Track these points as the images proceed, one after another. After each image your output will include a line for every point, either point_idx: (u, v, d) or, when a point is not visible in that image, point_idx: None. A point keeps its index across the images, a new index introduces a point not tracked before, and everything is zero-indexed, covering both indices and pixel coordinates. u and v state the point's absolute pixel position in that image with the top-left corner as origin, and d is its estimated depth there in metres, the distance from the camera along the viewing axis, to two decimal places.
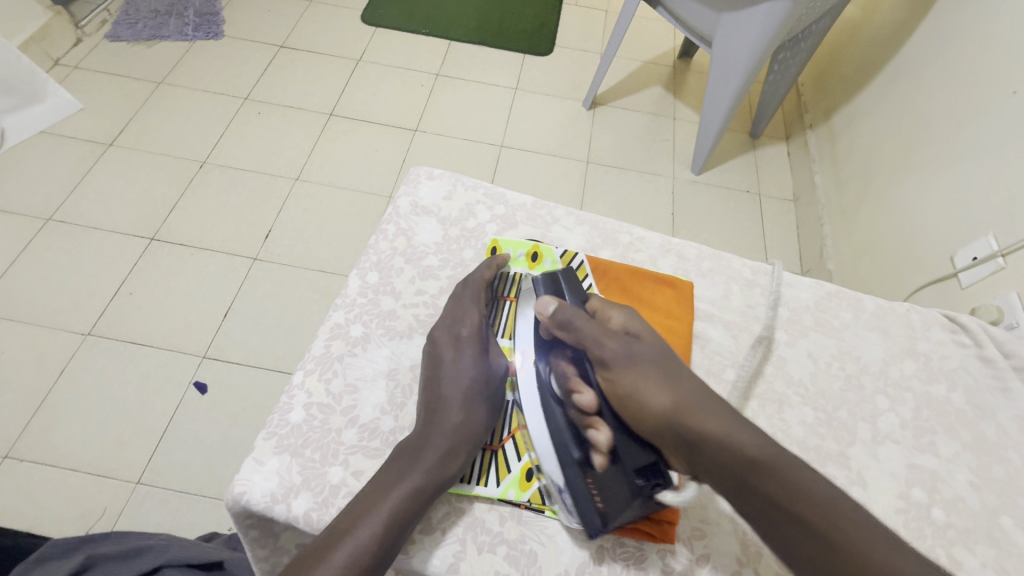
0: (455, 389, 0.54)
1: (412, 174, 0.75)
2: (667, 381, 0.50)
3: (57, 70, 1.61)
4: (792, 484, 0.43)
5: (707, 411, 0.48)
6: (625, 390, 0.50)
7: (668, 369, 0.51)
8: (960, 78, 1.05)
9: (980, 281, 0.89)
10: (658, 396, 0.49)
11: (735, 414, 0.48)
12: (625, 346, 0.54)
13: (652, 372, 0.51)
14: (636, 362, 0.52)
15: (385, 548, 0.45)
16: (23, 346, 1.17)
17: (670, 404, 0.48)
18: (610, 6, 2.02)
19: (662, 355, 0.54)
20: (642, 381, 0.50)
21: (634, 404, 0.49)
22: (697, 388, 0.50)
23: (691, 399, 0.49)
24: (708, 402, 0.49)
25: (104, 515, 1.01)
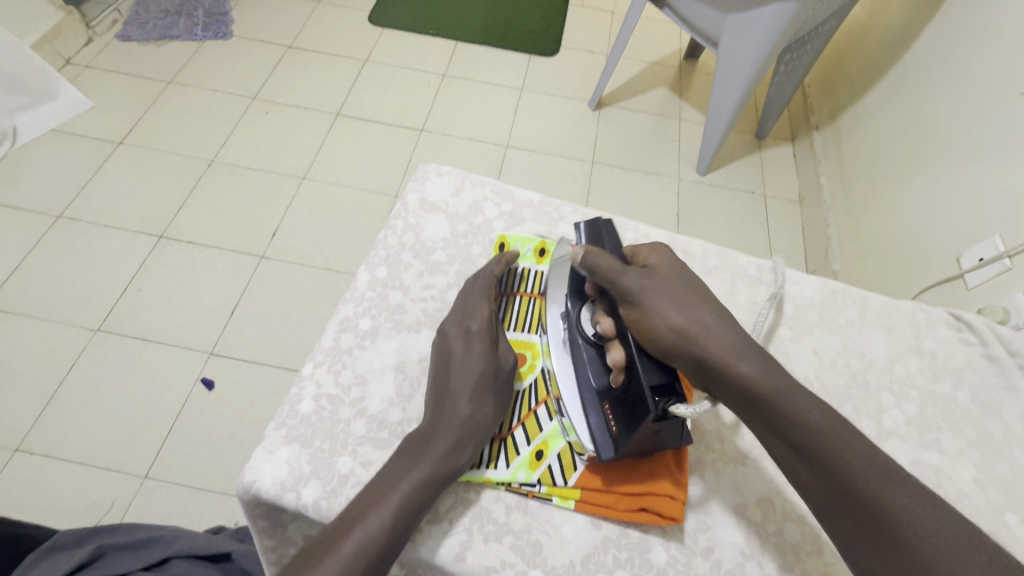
0: (464, 381, 0.54)
1: (420, 171, 0.76)
2: (682, 309, 0.52)
3: (68, 69, 1.63)
4: (801, 428, 0.44)
5: (720, 339, 0.50)
6: (644, 314, 0.52)
7: (686, 298, 0.53)
8: (968, 79, 1.05)
9: (987, 281, 0.89)
10: (677, 319, 0.51)
11: (743, 340, 0.50)
12: (642, 278, 0.54)
13: (670, 301, 0.53)
14: (657, 290, 0.53)
15: (394, 538, 0.45)
16: (33, 340, 1.18)
17: (686, 329, 0.50)
18: (617, 7, 2.02)
19: (684, 287, 0.55)
20: (662, 307, 0.52)
21: (652, 328, 0.51)
22: (713, 319, 0.52)
23: (706, 327, 0.51)
24: (721, 328, 0.51)
25: (111, 508, 1.02)
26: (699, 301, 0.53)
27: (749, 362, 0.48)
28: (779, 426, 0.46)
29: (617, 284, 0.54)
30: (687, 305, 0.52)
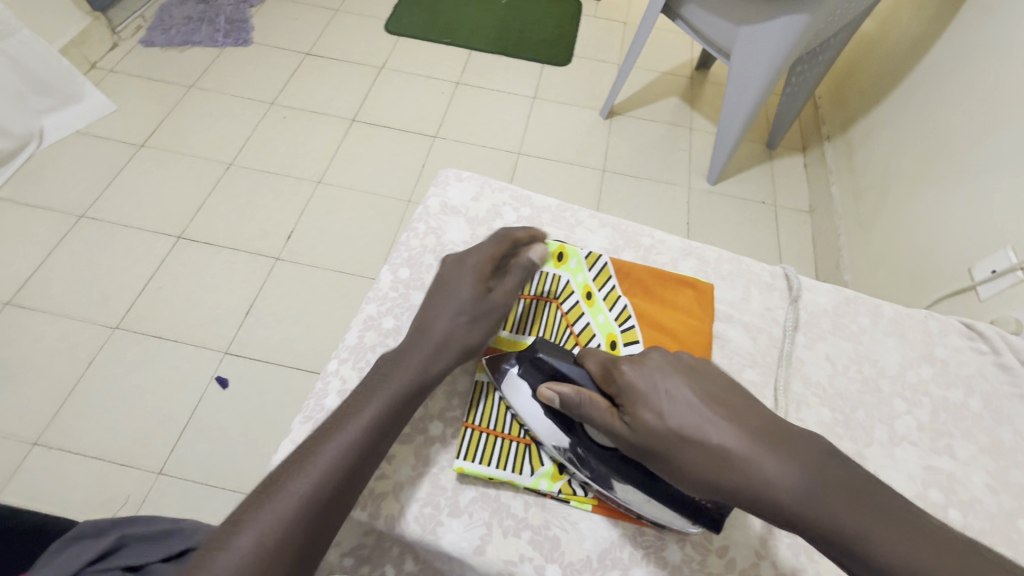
0: (446, 313, 0.56)
1: (441, 176, 0.78)
2: (691, 442, 0.44)
3: (93, 73, 1.67)
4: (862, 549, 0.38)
5: (756, 459, 0.42)
6: (662, 454, 0.45)
7: (694, 414, 0.45)
8: (980, 92, 1.06)
9: (999, 293, 0.89)
10: (695, 454, 0.43)
11: (775, 440, 0.43)
12: (640, 417, 0.46)
13: (680, 426, 0.44)
14: (652, 423, 0.45)
15: (367, 448, 0.47)
16: (55, 336, 1.21)
17: (712, 460, 0.43)
18: (629, 17, 2.05)
19: (685, 405, 0.45)
20: (677, 441, 0.44)
21: (675, 473, 0.44)
22: (733, 438, 0.43)
23: (732, 448, 0.42)
24: (745, 441, 0.42)
25: (127, 502, 1.04)
26: (707, 409, 0.45)
27: (795, 479, 0.40)
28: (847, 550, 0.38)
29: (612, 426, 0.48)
30: (696, 425, 0.44)
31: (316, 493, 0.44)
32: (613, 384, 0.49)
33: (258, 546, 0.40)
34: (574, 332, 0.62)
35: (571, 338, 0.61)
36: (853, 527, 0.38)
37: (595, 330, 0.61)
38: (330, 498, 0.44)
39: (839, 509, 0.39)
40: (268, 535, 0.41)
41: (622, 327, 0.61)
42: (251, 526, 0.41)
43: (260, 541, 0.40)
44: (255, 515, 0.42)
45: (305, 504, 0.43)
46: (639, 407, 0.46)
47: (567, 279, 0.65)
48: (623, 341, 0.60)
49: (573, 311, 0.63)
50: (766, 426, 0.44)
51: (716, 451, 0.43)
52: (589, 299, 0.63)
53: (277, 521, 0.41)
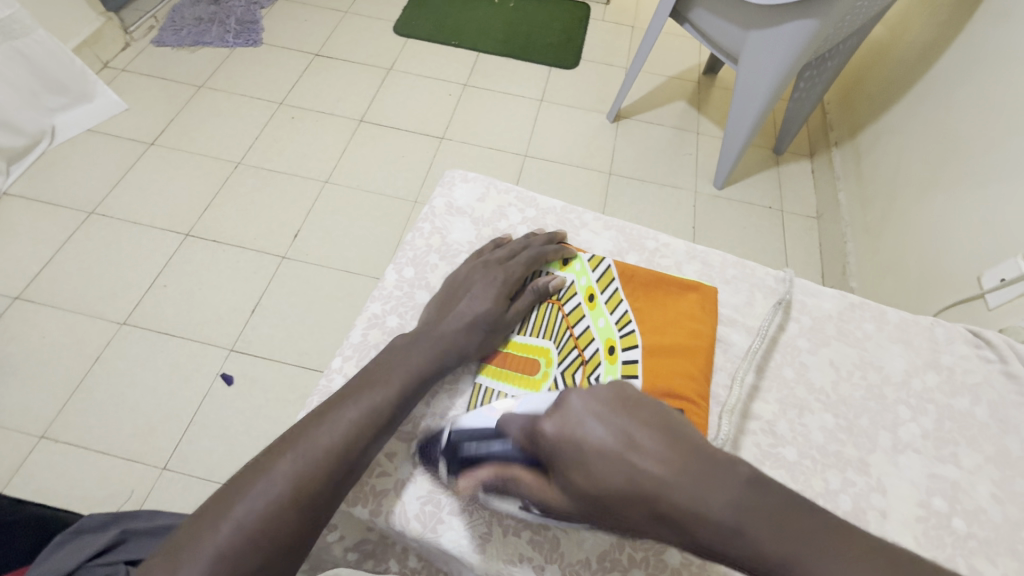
0: (461, 315, 0.59)
1: (447, 177, 0.78)
2: (626, 498, 0.38)
3: (105, 72, 1.69)
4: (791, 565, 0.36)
5: (691, 498, 0.37)
6: (596, 512, 0.40)
7: (620, 466, 0.39)
8: (991, 99, 1.05)
9: (1008, 302, 0.88)
10: (631, 509, 0.38)
11: (704, 471, 0.38)
12: (570, 481, 0.41)
13: (609, 484, 0.39)
14: (583, 488, 0.40)
15: (372, 429, 0.48)
16: (63, 331, 1.22)
17: (644, 508, 0.38)
18: (637, 21, 2.05)
19: (615, 456, 0.39)
20: (611, 501, 0.39)
21: (616, 522, 0.40)
22: (667, 486, 0.38)
23: (667, 495, 0.37)
24: (676, 483, 0.38)
25: (131, 498, 1.04)
26: (634, 454, 0.39)
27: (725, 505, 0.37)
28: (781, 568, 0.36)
29: (548, 500, 0.43)
30: (628, 477, 0.38)
31: (318, 472, 0.44)
32: (536, 447, 0.43)
33: (259, 520, 0.41)
34: (574, 334, 0.62)
35: (570, 340, 0.62)
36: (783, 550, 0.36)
37: (595, 334, 0.61)
38: (335, 476, 0.45)
39: (770, 536, 0.37)
40: (269, 509, 0.42)
41: (622, 332, 0.61)
42: (252, 500, 0.42)
43: (262, 513, 0.42)
44: (263, 481, 0.43)
45: (312, 476, 0.44)
46: (569, 471, 0.40)
47: (571, 281, 0.66)
48: (622, 346, 0.60)
49: (575, 312, 0.64)
50: (699, 455, 0.39)
51: (651, 500, 0.38)
52: (591, 301, 0.64)
53: (277, 499, 0.42)
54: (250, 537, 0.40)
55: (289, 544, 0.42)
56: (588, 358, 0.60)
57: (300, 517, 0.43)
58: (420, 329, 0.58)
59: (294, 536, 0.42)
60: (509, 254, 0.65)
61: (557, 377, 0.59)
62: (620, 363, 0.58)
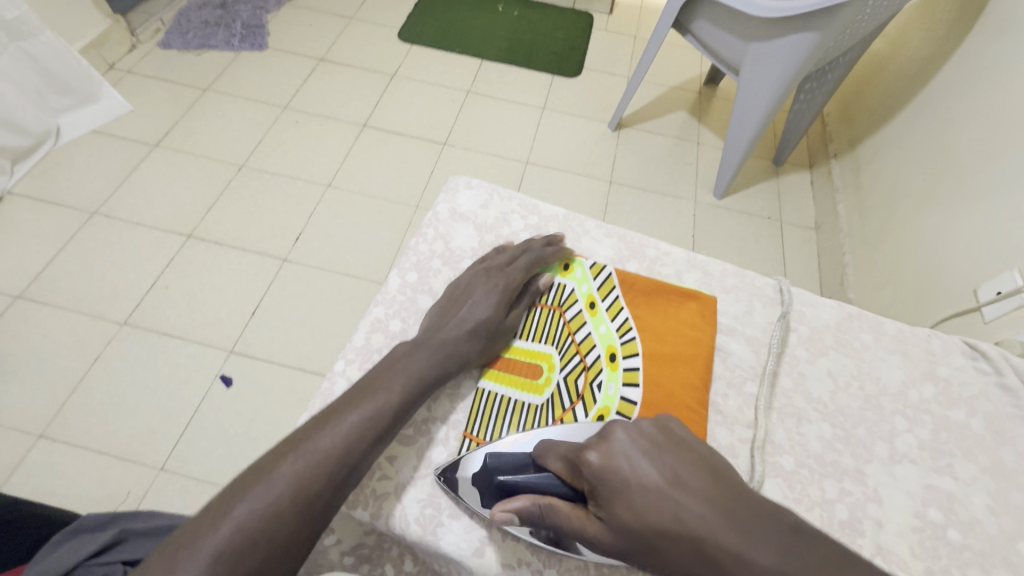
0: (463, 321, 0.59)
1: (451, 183, 0.79)
2: (667, 530, 0.42)
3: (111, 74, 1.71)
4: None
5: (728, 540, 0.40)
6: (637, 550, 0.43)
7: (664, 500, 0.43)
8: (988, 114, 1.07)
9: (1005, 314, 0.89)
10: (671, 543, 0.41)
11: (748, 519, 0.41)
12: (615, 513, 0.44)
13: (651, 518, 0.43)
14: (627, 519, 0.43)
15: (375, 432, 0.49)
16: (64, 330, 1.22)
17: (687, 547, 0.41)
18: (639, 32, 2.08)
19: (660, 493, 0.43)
20: (653, 535, 0.42)
21: (656, 563, 0.42)
22: (709, 521, 0.41)
23: (706, 532, 0.41)
24: (718, 522, 0.41)
25: (128, 498, 1.04)
26: (678, 490, 0.43)
27: (765, 556, 0.39)
28: None
29: (584, 529, 0.46)
30: (671, 511, 0.42)
31: (319, 475, 0.45)
32: (581, 480, 0.47)
33: (259, 521, 0.42)
34: (575, 340, 0.63)
35: (572, 346, 0.62)
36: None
37: (596, 340, 0.62)
38: (337, 478, 0.46)
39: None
40: (269, 510, 0.42)
41: (623, 339, 0.61)
42: (252, 502, 0.42)
43: (262, 514, 0.42)
44: (266, 482, 0.44)
45: (313, 478, 0.44)
46: (610, 502, 0.44)
47: (572, 288, 0.67)
48: (623, 354, 0.60)
49: (576, 319, 0.64)
50: (740, 499, 0.43)
51: (691, 536, 0.41)
52: (593, 308, 0.64)
53: (277, 500, 0.43)
54: (251, 535, 0.41)
55: (288, 547, 0.42)
56: (590, 365, 0.60)
57: (299, 519, 0.43)
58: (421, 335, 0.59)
59: (293, 537, 0.42)
60: (509, 259, 0.66)
61: (559, 382, 0.60)
62: (620, 370, 0.59)
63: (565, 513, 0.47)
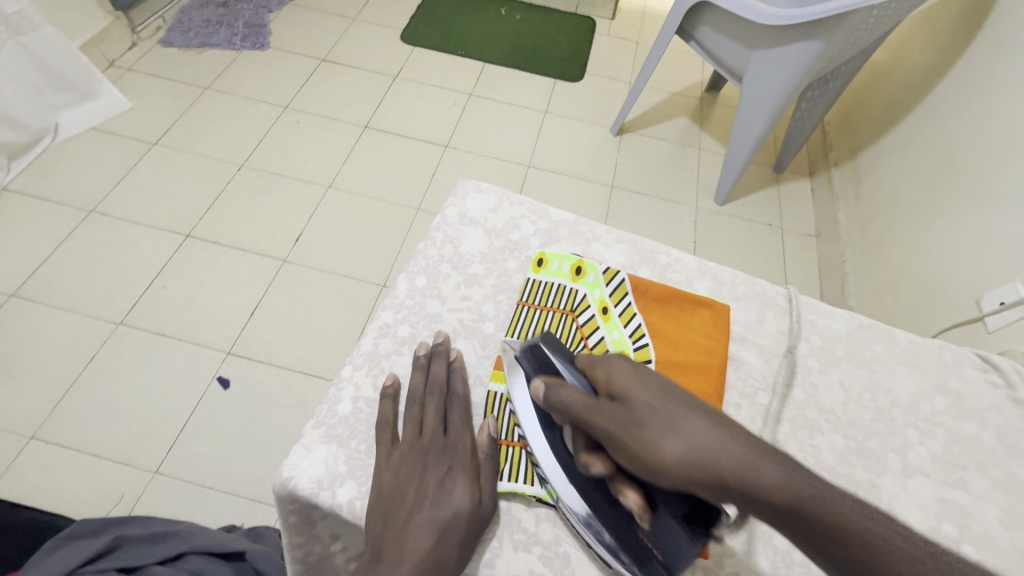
0: (459, 461, 0.53)
1: (460, 187, 0.78)
2: (679, 421, 0.43)
3: (111, 71, 1.69)
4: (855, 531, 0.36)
5: (739, 444, 0.41)
6: (635, 447, 0.43)
7: (673, 409, 0.44)
8: (990, 126, 1.07)
9: (1007, 325, 0.90)
10: (680, 430, 0.42)
11: (756, 445, 0.41)
12: (631, 397, 0.45)
13: (657, 424, 0.43)
14: (641, 404, 0.45)
15: None
16: (59, 330, 1.21)
17: (691, 458, 0.41)
18: (642, 37, 2.08)
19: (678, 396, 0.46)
20: (664, 419, 0.43)
21: (650, 450, 0.42)
22: (721, 426, 0.43)
23: (719, 433, 0.42)
24: (727, 441, 0.41)
25: (121, 501, 1.03)
26: (694, 401, 0.46)
27: (774, 466, 0.40)
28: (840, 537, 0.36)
29: (590, 416, 0.46)
30: (686, 408, 0.44)
31: None
32: (599, 373, 0.49)
33: None
34: (588, 346, 0.61)
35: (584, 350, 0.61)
36: (842, 542, 0.36)
37: (609, 345, 0.61)
38: None
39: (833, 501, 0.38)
40: None
41: (636, 345, 0.61)
42: None
43: None
44: None
45: None
46: (629, 389, 0.46)
47: (584, 293, 0.65)
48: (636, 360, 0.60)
49: (589, 324, 0.63)
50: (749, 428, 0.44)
51: (701, 429, 0.42)
52: (605, 314, 0.63)
53: None
54: None
55: None
56: None
57: None
58: (415, 469, 0.51)
59: None
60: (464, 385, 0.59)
61: None
62: None
63: (579, 394, 0.48)
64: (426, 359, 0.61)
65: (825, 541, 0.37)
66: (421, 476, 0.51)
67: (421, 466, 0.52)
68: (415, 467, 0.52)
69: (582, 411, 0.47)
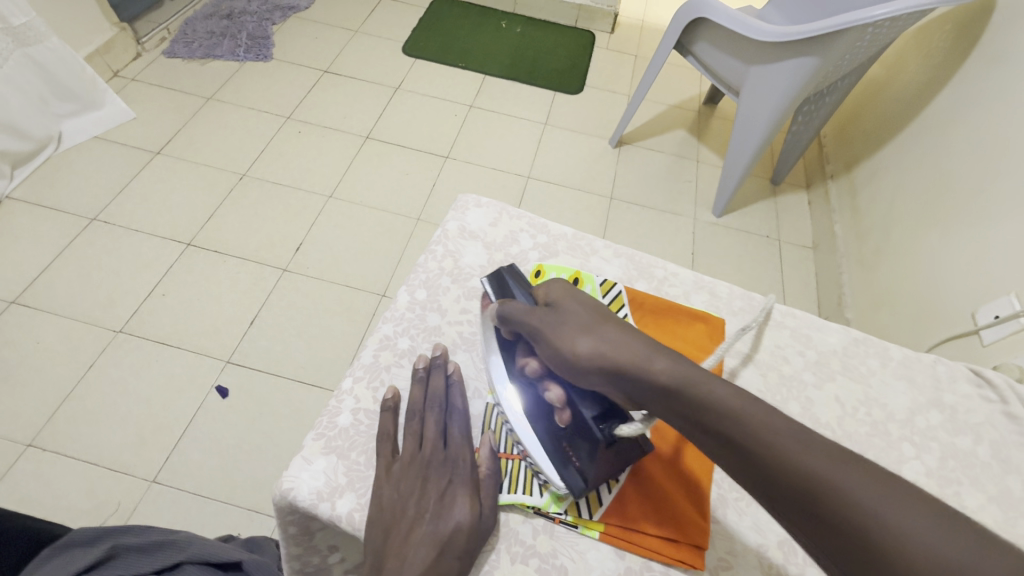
0: (460, 475, 0.53)
1: (461, 201, 0.79)
2: (591, 326, 0.52)
3: (115, 81, 1.71)
4: (720, 412, 0.42)
5: (636, 343, 0.49)
6: (557, 345, 0.52)
7: (591, 318, 0.52)
8: (982, 142, 1.09)
9: (1002, 338, 0.90)
10: (592, 333, 0.51)
11: (656, 345, 0.49)
12: (558, 310, 0.54)
13: (577, 327, 0.52)
14: (565, 315, 0.53)
15: None
16: (58, 338, 1.21)
17: (598, 352, 0.49)
18: (641, 51, 2.11)
19: (596, 312, 0.53)
20: (579, 325, 0.52)
21: (566, 346, 0.51)
22: (625, 330, 0.51)
23: (621, 337, 0.50)
24: (630, 342, 0.49)
25: (117, 511, 1.02)
26: (609, 316, 0.53)
27: (660, 359, 0.47)
28: (707, 415, 0.43)
29: (527, 323, 0.55)
30: (601, 320, 0.52)
31: None
32: (539, 293, 0.58)
33: None
34: None
35: None
36: (711, 418, 0.43)
37: None
38: None
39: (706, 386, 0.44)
40: None
41: None
42: None
43: None
44: None
45: None
46: (558, 303, 0.55)
47: None
48: None
49: None
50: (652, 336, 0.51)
51: (607, 334, 0.50)
52: None
53: None
54: None
55: None
56: None
57: None
58: (415, 481, 0.52)
59: None
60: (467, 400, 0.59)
61: None
62: None
63: (520, 306, 0.57)
64: (423, 374, 0.61)
65: (702, 419, 0.43)
66: (422, 489, 0.51)
67: (422, 479, 0.52)
68: (416, 480, 0.52)
69: (519, 322, 0.55)
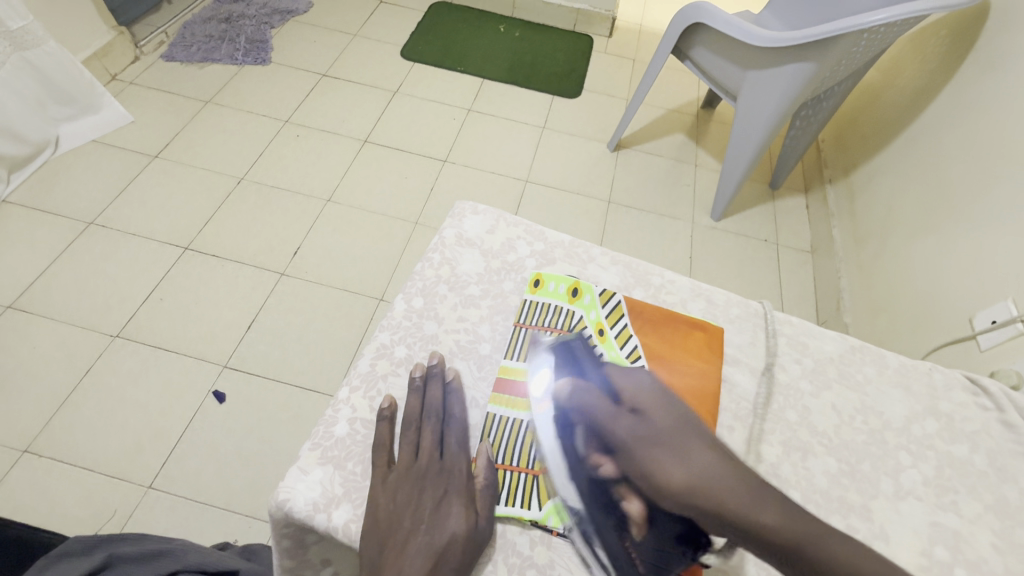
0: (456, 485, 0.53)
1: (457, 208, 0.79)
2: (687, 453, 0.50)
3: (113, 85, 1.71)
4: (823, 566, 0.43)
5: (733, 481, 0.48)
6: (652, 467, 0.49)
7: (686, 442, 0.51)
8: (978, 148, 1.09)
9: (999, 345, 0.90)
10: (690, 464, 0.49)
11: (755, 484, 0.49)
12: (648, 424, 0.52)
13: (675, 451, 0.50)
14: (658, 432, 0.51)
15: None
16: (54, 343, 1.20)
17: (697, 485, 0.48)
18: (639, 55, 2.11)
19: (687, 432, 0.52)
20: (675, 451, 0.50)
21: (662, 474, 0.49)
22: (722, 462, 0.50)
23: (719, 472, 0.49)
24: (725, 473, 0.49)
25: (114, 517, 1.02)
26: (699, 439, 0.52)
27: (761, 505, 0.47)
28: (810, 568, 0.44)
29: (616, 430, 0.52)
30: (696, 446, 0.51)
31: None
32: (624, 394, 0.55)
33: None
34: None
35: None
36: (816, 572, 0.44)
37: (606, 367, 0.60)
38: None
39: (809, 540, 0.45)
40: None
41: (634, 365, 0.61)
42: None
43: None
44: None
45: None
46: (647, 415, 0.53)
47: (581, 314, 0.66)
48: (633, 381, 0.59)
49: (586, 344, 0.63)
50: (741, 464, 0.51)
51: (705, 469, 0.49)
52: (602, 334, 0.63)
53: None
54: None
55: None
56: None
57: None
58: (411, 492, 0.52)
59: None
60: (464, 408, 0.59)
61: None
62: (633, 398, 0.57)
63: (606, 405, 0.54)
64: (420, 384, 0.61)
65: (803, 572, 0.44)
66: (418, 499, 0.51)
67: (419, 489, 0.52)
68: (413, 491, 0.52)
69: (605, 427, 0.52)
